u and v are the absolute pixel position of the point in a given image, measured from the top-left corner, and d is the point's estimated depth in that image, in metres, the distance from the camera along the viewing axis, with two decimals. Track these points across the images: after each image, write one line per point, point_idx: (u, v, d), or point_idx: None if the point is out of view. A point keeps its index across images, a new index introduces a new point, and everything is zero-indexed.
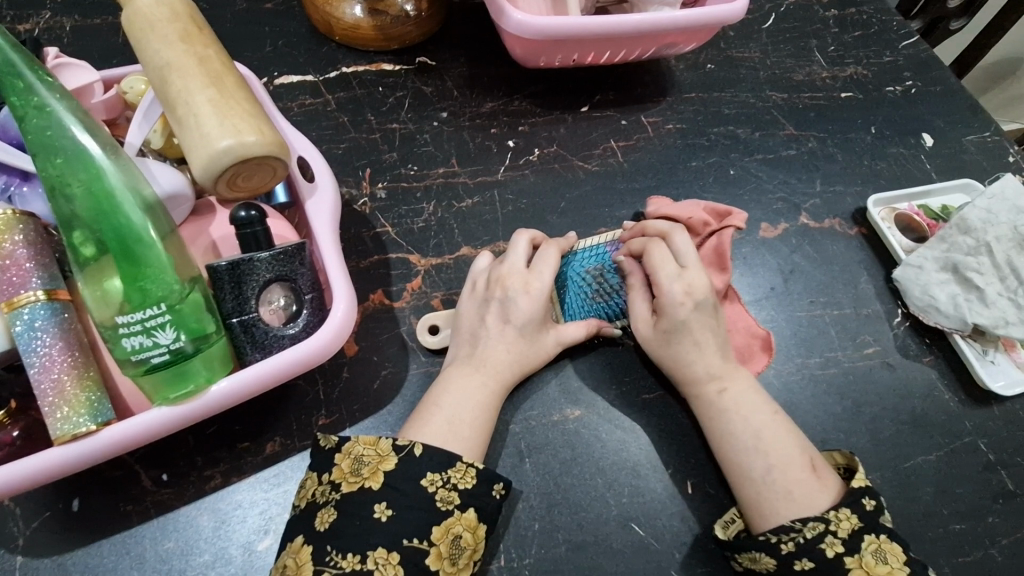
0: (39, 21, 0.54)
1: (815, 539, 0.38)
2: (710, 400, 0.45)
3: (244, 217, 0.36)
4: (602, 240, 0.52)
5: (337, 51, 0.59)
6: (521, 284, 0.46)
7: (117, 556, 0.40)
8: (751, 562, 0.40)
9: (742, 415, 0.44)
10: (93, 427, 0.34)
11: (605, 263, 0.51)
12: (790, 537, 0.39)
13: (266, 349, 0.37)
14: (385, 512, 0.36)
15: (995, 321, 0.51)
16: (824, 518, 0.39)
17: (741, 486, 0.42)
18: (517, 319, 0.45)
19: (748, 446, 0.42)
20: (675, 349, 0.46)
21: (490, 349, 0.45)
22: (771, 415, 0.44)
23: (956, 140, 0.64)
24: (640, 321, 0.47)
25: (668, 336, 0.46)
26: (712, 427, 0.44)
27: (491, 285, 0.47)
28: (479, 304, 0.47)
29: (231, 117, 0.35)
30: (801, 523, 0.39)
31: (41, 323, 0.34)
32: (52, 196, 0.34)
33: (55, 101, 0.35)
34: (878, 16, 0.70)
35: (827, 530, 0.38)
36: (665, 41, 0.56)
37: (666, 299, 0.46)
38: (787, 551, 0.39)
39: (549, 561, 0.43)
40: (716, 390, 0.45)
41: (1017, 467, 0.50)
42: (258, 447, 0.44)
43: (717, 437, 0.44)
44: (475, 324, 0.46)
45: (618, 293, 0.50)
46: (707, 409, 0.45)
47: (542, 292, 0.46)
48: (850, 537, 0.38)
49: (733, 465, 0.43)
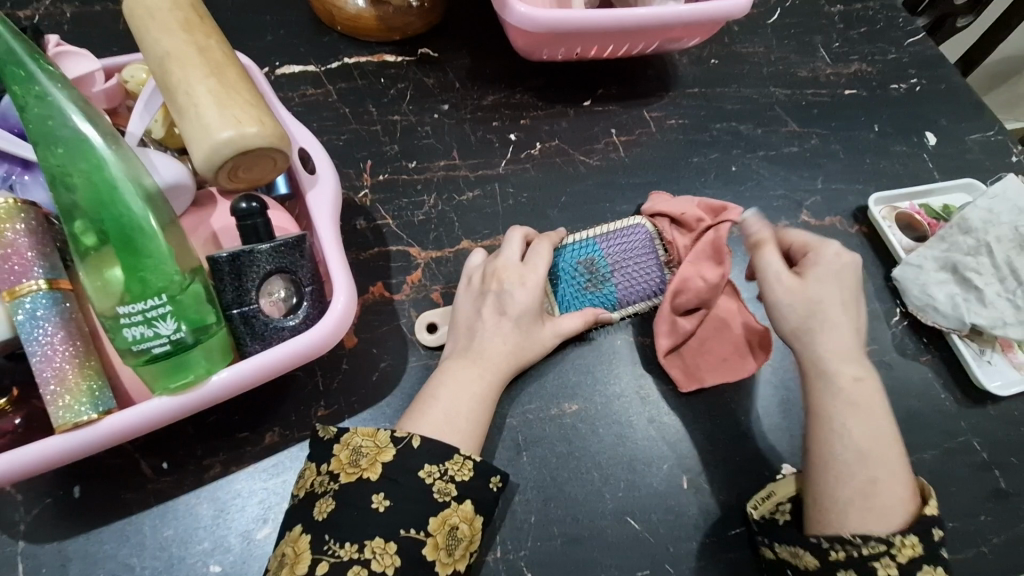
0: (39, 8, 0.54)
1: (870, 557, 0.37)
2: (842, 388, 0.42)
3: (244, 209, 0.36)
4: (591, 232, 0.51)
5: (338, 41, 0.59)
6: (517, 278, 0.46)
7: (117, 543, 0.41)
8: (788, 553, 0.41)
9: (866, 416, 0.41)
10: (94, 417, 0.34)
11: (596, 253, 0.50)
12: (843, 548, 0.38)
13: (266, 340, 0.37)
14: (382, 503, 0.36)
15: (993, 321, 0.52)
16: (887, 541, 0.37)
17: (823, 487, 0.40)
18: (512, 311, 0.46)
19: (846, 451, 0.40)
20: (823, 303, 0.43)
21: (485, 341, 0.45)
22: (883, 426, 0.41)
23: (959, 139, 0.64)
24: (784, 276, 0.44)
25: (817, 287, 0.43)
26: (823, 415, 0.42)
27: (486, 279, 0.47)
28: (475, 299, 0.47)
29: (232, 107, 0.35)
30: (862, 541, 0.38)
31: (42, 313, 0.34)
32: (53, 185, 0.34)
33: (55, 90, 0.35)
34: (883, 12, 0.69)
35: (886, 552, 0.37)
36: (668, 35, 0.55)
37: (825, 254, 0.44)
38: (836, 559, 0.38)
39: (545, 554, 0.43)
40: (851, 377, 0.42)
41: (1011, 467, 0.50)
42: (257, 437, 0.44)
43: (822, 429, 0.41)
44: (471, 318, 0.47)
45: (610, 281, 0.49)
46: (829, 397, 0.42)
47: (538, 284, 0.46)
48: (908, 564, 0.37)
49: (825, 461, 0.40)
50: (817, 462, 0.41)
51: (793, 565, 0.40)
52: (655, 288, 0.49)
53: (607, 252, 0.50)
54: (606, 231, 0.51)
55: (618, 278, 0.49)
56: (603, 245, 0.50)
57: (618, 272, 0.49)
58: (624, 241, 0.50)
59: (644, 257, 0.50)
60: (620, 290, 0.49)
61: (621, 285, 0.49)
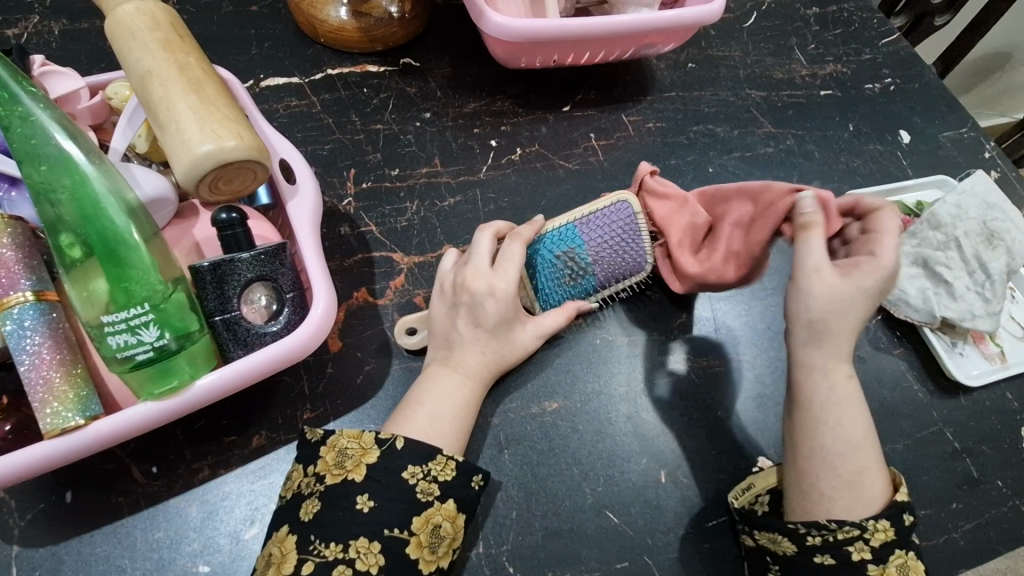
0: (28, 26, 0.56)
1: (844, 541, 0.39)
2: (831, 384, 0.42)
3: (225, 220, 0.38)
4: (573, 219, 0.49)
5: (322, 53, 0.60)
6: (487, 288, 0.46)
7: (109, 545, 0.42)
8: (767, 540, 0.42)
9: (849, 410, 0.42)
10: (81, 422, 0.35)
11: (577, 245, 0.48)
12: (819, 533, 0.39)
13: (249, 345, 0.39)
14: (366, 503, 0.37)
15: (962, 314, 0.53)
16: (861, 525, 0.39)
17: (806, 479, 0.41)
18: (485, 323, 0.46)
19: (833, 446, 0.41)
20: (847, 309, 0.41)
21: (463, 349, 0.46)
22: (863, 419, 0.42)
23: (932, 137, 0.65)
24: (827, 266, 0.41)
25: (851, 293, 0.40)
26: (811, 411, 0.42)
27: (458, 290, 0.47)
28: (449, 308, 0.47)
29: (211, 123, 0.37)
30: (837, 525, 0.39)
31: (30, 323, 0.35)
32: (37, 200, 0.35)
33: (39, 110, 0.36)
34: (858, 14, 0.71)
35: (860, 536, 0.39)
36: (643, 41, 0.57)
37: (880, 265, 0.41)
38: (811, 544, 0.40)
39: (527, 548, 0.45)
40: (845, 375, 0.43)
41: (982, 454, 0.51)
42: (245, 440, 0.45)
43: (810, 426, 0.42)
44: (447, 327, 0.47)
45: (591, 274, 0.49)
46: (819, 394, 0.42)
47: (508, 294, 0.46)
48: (880, 547, 0.39)
49: (809, 456, 0.41)
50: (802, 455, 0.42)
51: (772, 551, 0.42)
52: (636, 270, 0.49)
53: (589, 243, 0.48)
54: (589, 216, 0.49)
55: (599, 270, 0.49)
56: (585, 236, 0.48)
57: (600, 265, 0.48)
58: (608, 227, 0.49)
59: (628, 241, 0.49)
60: (601, 281, 0.49)
61: (602, 276, 0.49)
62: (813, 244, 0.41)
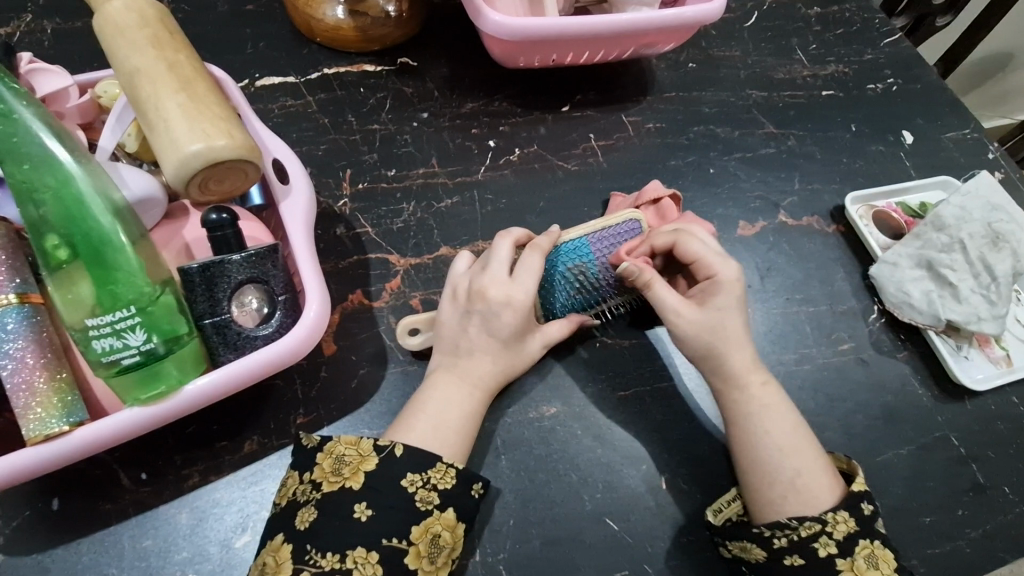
0: (20, 25, 0.55)
1: (809, 538, 0.39)
2: (753, 394, 0.44)
3: (214, 221, 0.37)
4: (586, 233, 0.48)
5: (318, 52, 0.59)
6: (504, 297, 0.44)
7: (96, 554, 0.41)
8: (740, 550, 0.41)
9: (776, 414, 0.43)
10: (65, 428, 0.34)
11: (588, 259, 0.47)
12: (784, 533, 0.39)
13: (239, 349, 0.38)
14: (364, 512, 0.37)
15: (968, 318, 0.52)
16: (821, 519, 0.39)
17: (755, 488, 0.41)
18: (500, 333, 0.44)
19: (770, 452, 0.42)
20: (720, 335, 0.44)
21: (471, 357, 0.44)
22: (794, 420, 0.43)
23: (935, 138, 0.64)
24: (682, 307, 0.44)
25: (717, 318, 0.44)
26: (739, 425, 0.43)
27: (472, 297, 0.45)
28: (461, 315, 0.45)
29: (200, 121, 0.36)
30: (797, 522, 0.39)
31: (12, 326, 0.34)
32: (20, 201, 0.35)
33: (22, 107, 0.35)
34: (859, 14, 0.70)
35: (822, 531, 0.39)
36: (642, 41, 0.56)
37: (723, 283, 0.45)
38: (779, 545, 0.39)
39: (524, 557, 0.44)
40: (759, 382, 0.44)
41: (988, 460, 0.50)
42: (236, 446, 0.44)
43: (742, 439, 0.43)
44: (456, 334, 0.45)
45: (599, 289, 0.48)
46: (744, 403, 0.44)
47: (524, 304, 0.44)
48: (845, 539, 0.39)
49: (749, 466, 0.42)
50: (746, 464, 0.42)
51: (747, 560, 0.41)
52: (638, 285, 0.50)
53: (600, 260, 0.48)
54: (602, 231, 0.48)
55: (607, 286, 0.48)
56: (598, 251, 0.48)
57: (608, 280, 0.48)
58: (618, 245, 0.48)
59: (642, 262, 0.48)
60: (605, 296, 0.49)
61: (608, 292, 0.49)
62: (661, 299, 0.45)
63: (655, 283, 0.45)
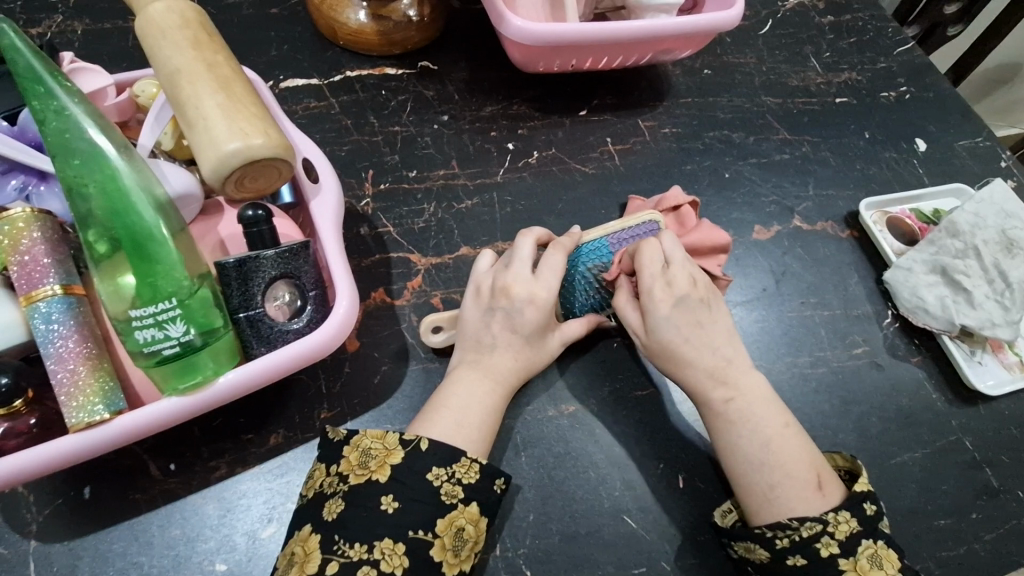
0: (51, 25, 0.56)
1: (811, 538, 0.39)
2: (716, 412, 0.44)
3: (251, 217, 0.38)
4: (607, 234, 0.49)
5: (341, 55, 0.61)
6: (528, 295, 0.45)
7: (126, 542, 0.42)
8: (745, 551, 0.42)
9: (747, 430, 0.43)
10: (107, 416, 0.35)
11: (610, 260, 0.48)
12: (786, 534, 0.39)
13: (272, 343, 0.39)
14: (391, 505, 0.37)
15: (982, 322, 0.52)
16: (822, 519, 0.39)
17: (746, 493, 0.42)
18: (522, 329, 0.45)
19: (750, 456, 0.42)
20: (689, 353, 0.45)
21: (495, 353, 0.45)
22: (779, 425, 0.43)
23: (948, 145, 0.65)
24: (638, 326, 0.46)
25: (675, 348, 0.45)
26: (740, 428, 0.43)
27: (496, 294, 0.46)
28: (484, 312, 0.46)
29: (238, 119, 0.37)
30: (798, 523, 0.39)
31: (57, 316, 0.36)
32: (69, 194, 0.36)
33: (73, 105, 0.36)
34: (873, 22, 0.71)
35: (824, 531, 0.39)
36: (661, 46, 0.57)
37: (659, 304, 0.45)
38: (782, 546, 0.39)
39: (543, 551, 0.44)
40: (745, 391, 0.44)
41: (1002, 465, 0.51)
42: (262, 439, 0.45)
43: (725, 447, 0.43)
44: (480, 330, 0.46)
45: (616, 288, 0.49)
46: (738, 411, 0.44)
47: (546, 302, 0.45)
48: (847, 540, 0.39)
49: (739, 474, 0.42)
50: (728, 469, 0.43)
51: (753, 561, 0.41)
52: None
53: None
54: (621, 231, 0.49)
55: None
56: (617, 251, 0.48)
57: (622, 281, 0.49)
58: None
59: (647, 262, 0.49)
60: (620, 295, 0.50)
61: None
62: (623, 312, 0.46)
63: (625, 296, 0.47)
